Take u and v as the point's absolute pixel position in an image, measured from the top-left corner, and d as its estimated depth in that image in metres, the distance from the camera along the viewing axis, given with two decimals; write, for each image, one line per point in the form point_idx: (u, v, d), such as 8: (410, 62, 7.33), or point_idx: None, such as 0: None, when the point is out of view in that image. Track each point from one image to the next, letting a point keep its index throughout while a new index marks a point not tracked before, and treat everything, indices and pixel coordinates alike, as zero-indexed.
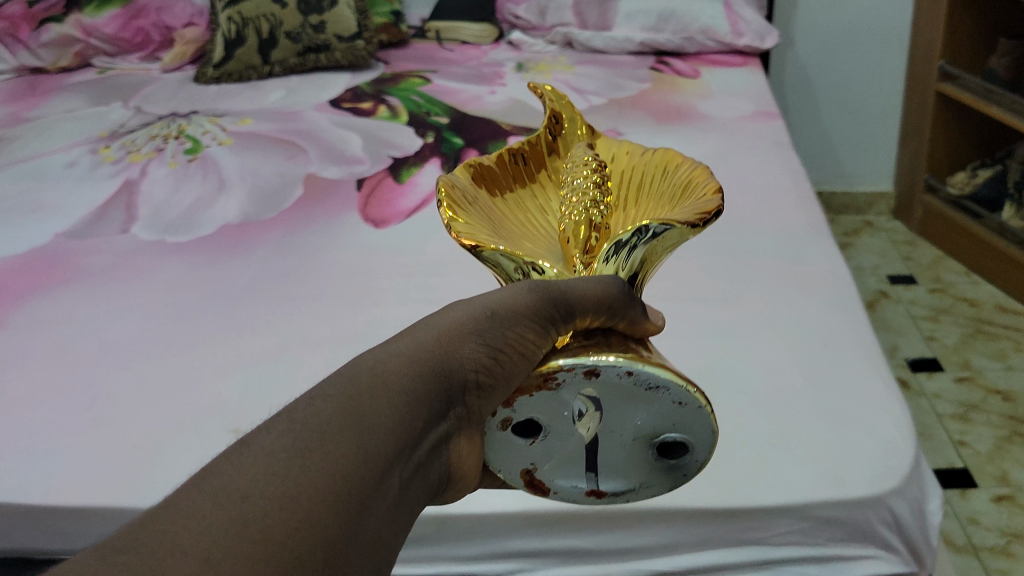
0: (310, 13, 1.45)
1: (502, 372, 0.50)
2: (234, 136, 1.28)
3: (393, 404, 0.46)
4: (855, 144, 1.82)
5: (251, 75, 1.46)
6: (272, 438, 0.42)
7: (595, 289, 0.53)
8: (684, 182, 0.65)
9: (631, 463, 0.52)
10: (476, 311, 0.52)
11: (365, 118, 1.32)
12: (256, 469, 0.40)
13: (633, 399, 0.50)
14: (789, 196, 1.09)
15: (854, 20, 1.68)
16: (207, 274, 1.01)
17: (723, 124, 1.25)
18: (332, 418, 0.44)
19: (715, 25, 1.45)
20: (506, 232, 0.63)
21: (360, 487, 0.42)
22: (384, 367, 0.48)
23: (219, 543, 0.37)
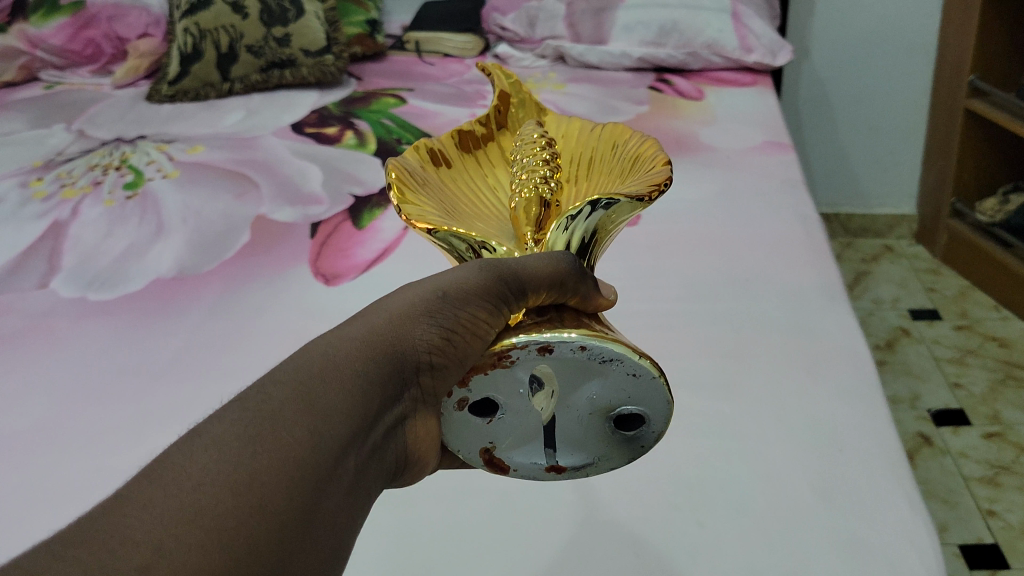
0: (274, 25, 1.32)
1: (455, 353, 0.51)
2: (181, 167, 1.16)
3: (347, 388, 0.47)
4: (875, 163, 1.68)
5: (208, 93, 1.33)
6: (227, 426, 0.43)
7: (546, 267, 0.52)
8: (632, 155, 0.66)
9: (589, 435, 0.52)
10: (428, 292, 0.52)
11: (329, 146, 1.19)
12: (210, 458, 0.41)
13: (587, 371, 0.49)
14: (799, 250, 0.95)
15: (876, 28, 1.54)
16: (126, 347, 0.87)
17: (726, 157, 1.11)
18: (286, 403, 0.44)
19: (721, 40, 1.31)
20: (460, 213, 0.63)
21: (315, 465, 0.43)
22: (336, 351, 0.48)
23: (173, 532, 0.38)
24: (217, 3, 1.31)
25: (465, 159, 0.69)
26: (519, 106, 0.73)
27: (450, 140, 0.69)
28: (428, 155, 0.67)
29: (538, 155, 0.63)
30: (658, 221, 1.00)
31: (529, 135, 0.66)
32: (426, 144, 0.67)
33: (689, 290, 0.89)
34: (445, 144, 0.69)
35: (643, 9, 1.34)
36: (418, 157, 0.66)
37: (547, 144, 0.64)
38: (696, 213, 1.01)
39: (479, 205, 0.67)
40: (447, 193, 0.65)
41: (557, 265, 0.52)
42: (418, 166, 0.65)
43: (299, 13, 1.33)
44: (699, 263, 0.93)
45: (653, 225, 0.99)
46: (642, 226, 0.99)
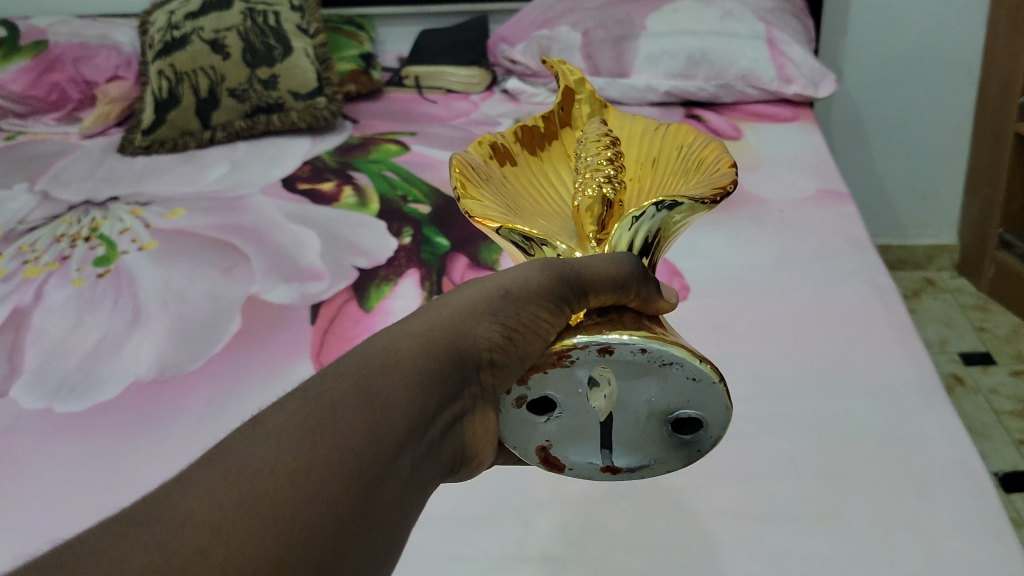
0: (259, 66, 1.19)
1: (518, 349, 0.48)
2: (159, 237, 1.02)
3: (409, 382, 0.44)
4: (912, 190, 1.56)
5: (188, 143, 1.19)
6: (285, 417, 0.40)
7: (610, 268, 0.49)
8: (696, 156, 0.60)
9: (645, 438, 0.49)
10: (490, 291, 0.50)
11: (326, 206, 1.05)
12: (269, 447, 0.38)
13: (646, 374, 0.47)
14: (881, 329, 0.82)
15: (913, 47, 1.42)
16: (88, 477, 0.72)
17: (779, 212, 0.99)
18: (347, 396, 0.42)
19: (757, 70, 1.18)
20: (520, 213, 0.58)
21: (376, 459, 0.40)
22: (396, 344, 0.45)
23: (229, 519, 0.35)
24: (196, 42, 1.20)
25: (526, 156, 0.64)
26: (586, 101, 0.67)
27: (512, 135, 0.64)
28: (490, 148, 0.62)
29: (602, 152, 0.58)
30: (712, 297, 0.87)
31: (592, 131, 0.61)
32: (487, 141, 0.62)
33: (760, 388, 0.77)
34: (507, 141, 0.64)
35: (669, 36, 1.21)
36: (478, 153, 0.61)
37: (612, 142, 0.59)
38: (755, 287, 0.88)
39: (540, 205, 0.62)
40: (507, 193, 0.60)
41: (619, 266, 0.50)
42: (477, 163, 0.60)
43: (287, 52, 1.20)
44: (765, 350, 0.80)
45: (707, 301, 0.87)
46: (695, 303, 0.87)
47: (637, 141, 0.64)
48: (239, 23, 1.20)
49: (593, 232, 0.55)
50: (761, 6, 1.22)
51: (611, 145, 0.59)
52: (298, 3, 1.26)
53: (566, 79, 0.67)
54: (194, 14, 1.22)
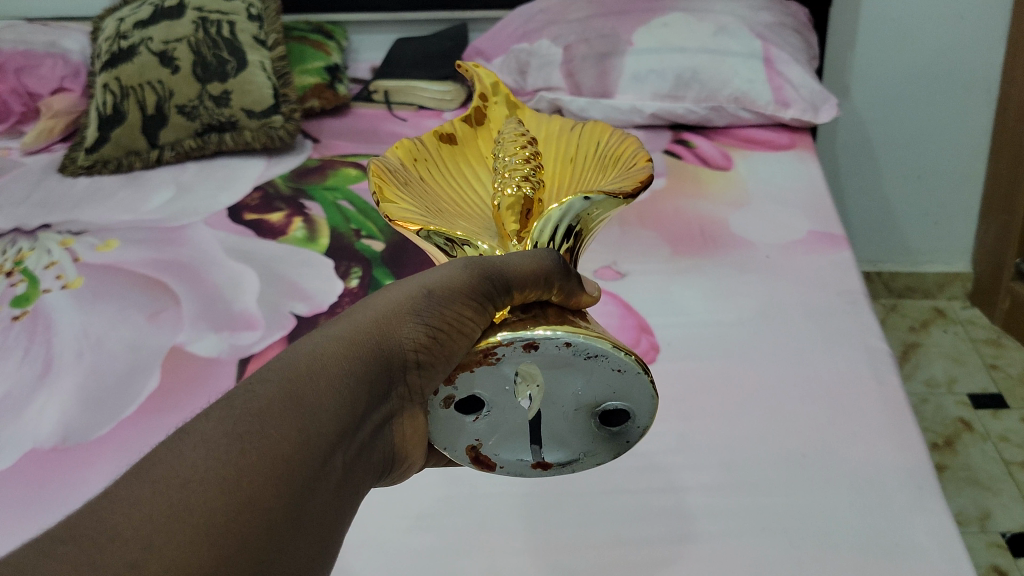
0: (210, 81, 1.10)
1: (443, 351, 0.47)
2: (88, 273, 0.93)
3: (336, 385, 0.43)
4: (923, 215, 1.45)
5: (133, 163, 1.10)
6: (212, 424, 0.39)
7: (532, 264, 0.48)
8: (612, 150, 0.63)
9: (574, 434, 0.48)
10: (415, 291, 0.49)
11: (271, 240, 0.96)
12: (196, 459, 0.37)
13: (572, 368, 0.46)
14: (872, 409, 0.71)
15: (927, 63, 1.31)
16: None
17: (766, 259, 0.89)
18: (275, 399, 0.41)
19: (751, 91, 1.08)
20: (442, 213, 0.58)
21: (310, 460, 0.40)
22: (321, 350, 0.44)
23: (166, 534, 0.34)
24: (144, 54, 1.11)
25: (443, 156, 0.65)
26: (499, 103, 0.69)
27: (430, 136, 0.65)
28: (407, 151, 0.63)
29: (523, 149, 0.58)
30: (683, 361, 0.77)
31: (510, 130, 0.62)
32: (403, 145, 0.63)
33: (730, 478, 0.67)
34: (425, 145, 0.64)
35: (657, 53, 1.11)
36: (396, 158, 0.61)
37: (529, 140, 0.60)
38: (732, 352, 0.78)
39: (460, 203, 0.62)
40: (428, 194, 0.60)
41: (539, 262, 0.49)
42: (397, 167, 0.60)
43: (241, 66, 1.11)
44: (736, 428, 0.71)
45: (677, 365, 0.77)
46: (663, 367, 0.77)
47: (553, 138, 0.66)
48: (190, 34, 1.11)
49: (515, 230, 0.55)
50: (758, 21, 1.12)
51: (529, 143, 0.60)
52: (257, 11, 1.16)
53: (481, 82, 0.69)
54: (144, 23, 1.13)
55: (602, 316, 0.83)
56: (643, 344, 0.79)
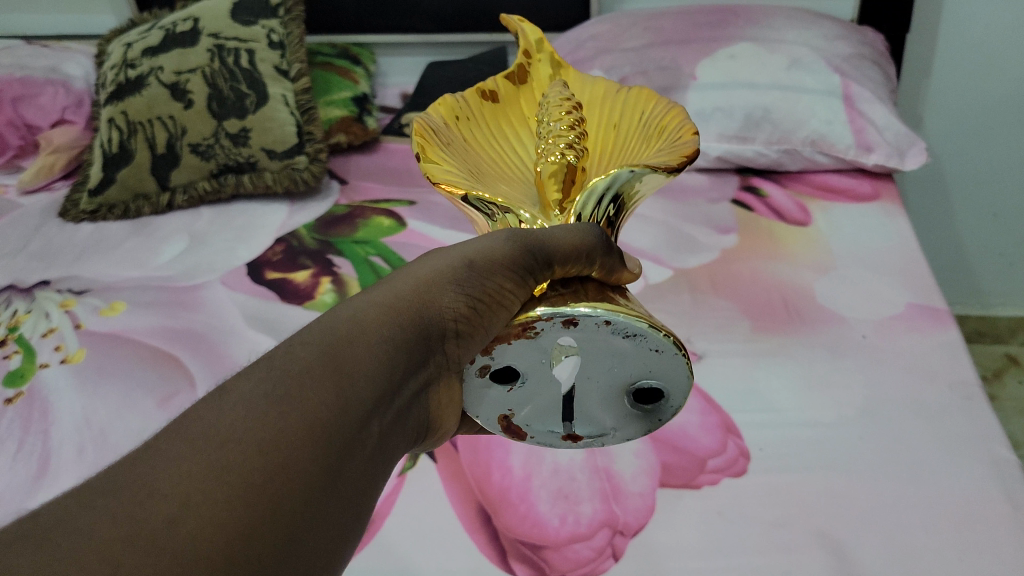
0: (227, 117, 1.00)
1: (482, 322, 0.42)
2: (92, 345, 0.82)
3: (377, 352, 0.38)
4: (996, 254, 1.35)
5: (141, 208, 1.00)
6: (249, 383, 0.34)
7: (574, 238, 0.42)
8: (661, 123, 0.51)
9: (607, 411, 0.43)
10: (453, 260, 0.43)
11: (296, 305, 0.85)
12: (231, 415, 0.33)
13: (609, 348, 0.40)
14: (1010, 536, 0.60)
15: (1007, 94, 1.20)
16: None
17: (862, 340, 0.78)
18: (313, 364, 0.36)
19: (829, 133, 0.97)
20: (484, 184, 0.47)
21: (348, 429, 0.35)
22: (362, 314, 0.39)
23: (204, 503, 0.29)
24: (153, 85, 1.01)
25: (485, 119, 0.54)
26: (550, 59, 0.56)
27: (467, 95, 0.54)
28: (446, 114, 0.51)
29: (566, 117, 0.48)
30: (780, 475, 0.66)
31: (554, 94, 0.51)
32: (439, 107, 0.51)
33: None
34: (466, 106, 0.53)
35: (722, 89, 1.00)
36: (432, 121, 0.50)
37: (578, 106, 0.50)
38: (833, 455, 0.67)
39: (503, 178, 0.51)
40: (467, 165, 0.49)
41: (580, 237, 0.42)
42: (435, 133, 0.49)
43: (261, 101, 1.01)
44: (847, 558, 0.60)
45: (772, 480, 0.66)
46: (754, 482, 0.66)
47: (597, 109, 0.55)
48: (205, 64, 1.01)
49: (557, 200, 0.47)
50: (835, 53, 1.01)
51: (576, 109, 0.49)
52: (278, 38, 1.06)
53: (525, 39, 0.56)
54: (154, 50, 1.03)
55: (680, 412, 0.73)
56: (730, 449, 0.69)
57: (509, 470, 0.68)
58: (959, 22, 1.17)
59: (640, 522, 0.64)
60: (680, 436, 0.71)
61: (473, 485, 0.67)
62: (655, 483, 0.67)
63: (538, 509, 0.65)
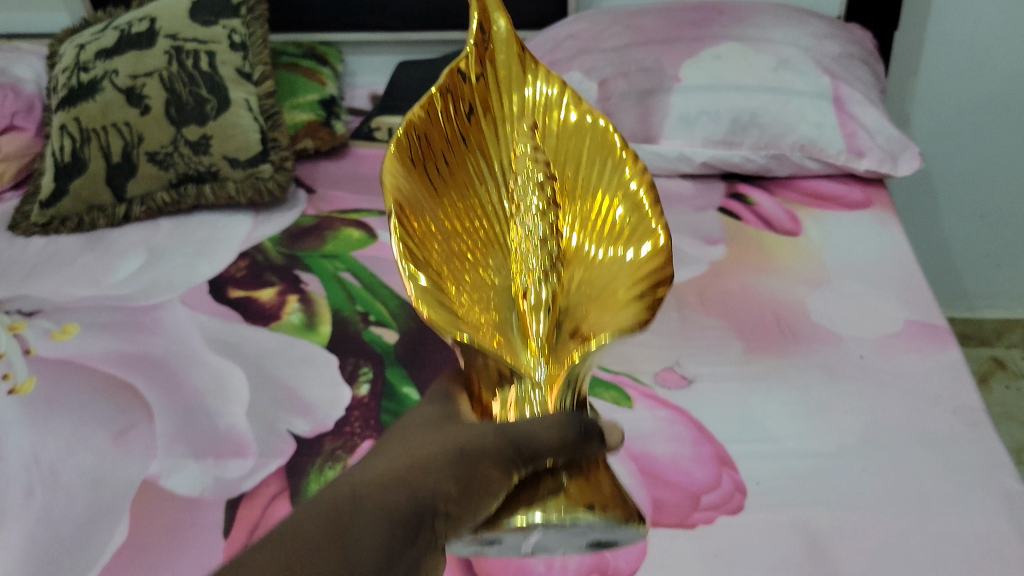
0: (187, 124, 0.95)
1: (468, 510, 0.39)
2: (42, 371, 0.77)
3: (375, 527, 0.39)
4: (983, 255, 1.33)
5: (96, 220, 0.96)
6: (262, 557, 0.37)
7: (556, 432, 0.37)
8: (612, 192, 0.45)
9: (575, 547, 0.43)
10: (451, 441, 0.41)
11: (262, 326, 0.80)
12: None
13: (576, 531, 0.39)
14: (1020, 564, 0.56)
15: (998, 91, 1.17)
16: None
17: (859, 359, 0.74)
18: (318, 539, 0.38)
19: (819, 138, 0.93)
20: (462, 292, 0.39)
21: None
22: (362, 490, 0.40)
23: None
24: (107, 90, 0.96)
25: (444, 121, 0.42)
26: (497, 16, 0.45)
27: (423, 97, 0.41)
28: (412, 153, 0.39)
29: (544, 211, 0.42)
30: (776, 510, 0.61)
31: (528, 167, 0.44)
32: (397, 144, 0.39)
33: None
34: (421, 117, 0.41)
35: (707, 91, 0.96)
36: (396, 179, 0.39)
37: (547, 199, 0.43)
38: (832, 478, 0.64)
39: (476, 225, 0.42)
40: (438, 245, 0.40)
41: (565, 429, 0.38)
42: (406, 206, 0.38)
43: (223, 106, 0.96)
44: None
45: (770, 517, 0.61)
46: (752, 519, 0.61)
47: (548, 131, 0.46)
48: (162, 67, 0.96)
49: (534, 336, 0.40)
50: (824, 52, 0.97)
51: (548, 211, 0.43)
52: (240, 38, 1.01)
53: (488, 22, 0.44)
54: (108, 52, 0.98)
55: (671, 442, 0.68)
56: (725, 483, 0.64)
57: None
58: (949, 18, 1.14)
59: (632, 566, 0.58)
60: (671, 470, 0.65)
61: None
62: (646, 521, 0.62)
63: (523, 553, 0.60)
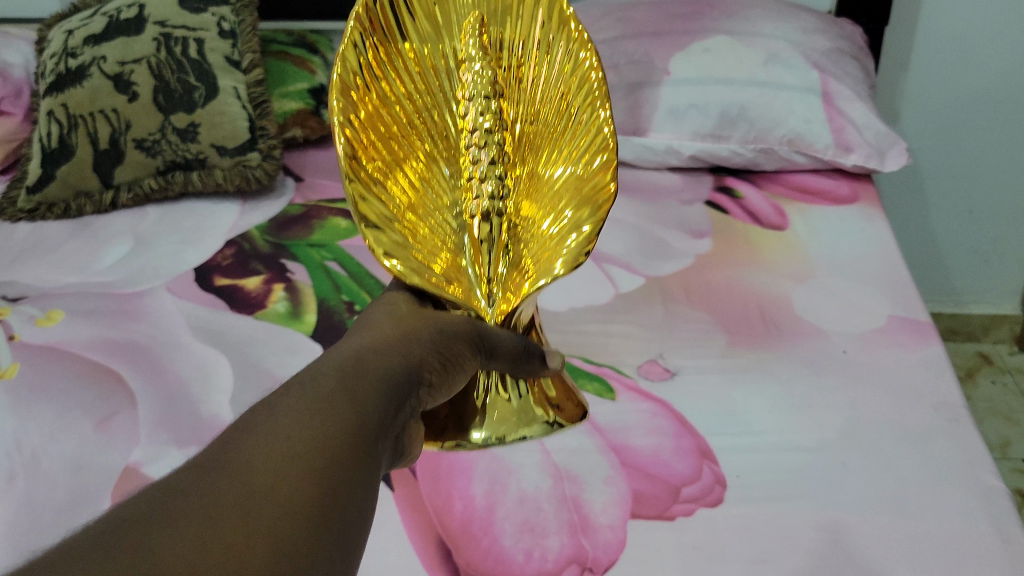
0: (175, 112, 0.96)
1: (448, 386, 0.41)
2: (25, 356, 0.77)
3: (376, 389, 0.36)
4: (971, 251, 1.33)
5: (83, 207, 0.96)
6: (279, 415, 0.32)
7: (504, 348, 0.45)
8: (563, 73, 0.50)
9: None
10: (424, 321, 0.43)
11: (247, 315, 0.80)
12: (267, 446, 0.30)
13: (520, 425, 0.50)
14: (995, 561, 0.56)
15: (987, 88, 1.18)
16: None
17: (842, 353, 0.74)
18: (330, 393, 0.34)
19: (807, 132, 0.94)
20: (410, 219, 0.47)
21: (362, 462, 0.33)
22: (358, 360, 0.37)
23: (269, 528, 0.28)
24: (96, 76, 0.96)
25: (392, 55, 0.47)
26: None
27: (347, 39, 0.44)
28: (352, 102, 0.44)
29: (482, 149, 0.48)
30: (755, 503, 0.62)
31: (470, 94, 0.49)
32: (344, 73, 0.44)
33: None
34: (365, 27, 0.45)
35: (695, 85, 0.96)
36: (346, 109, 0.44)
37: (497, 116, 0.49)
38: (810, 471, 0.64)
39: (423, 133, 0.48)
40: (388, 159, 0.46)
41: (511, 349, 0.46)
42: (358, 132, 0.44)
43: (211, 93, 0.97)
44: None
45: (749, 511, 0.61)
46: (732, 513, 0.61)
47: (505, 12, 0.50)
48: (151, 54, 0.96)
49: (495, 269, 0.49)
50: (814, 47, 0.97)
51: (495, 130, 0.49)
52: (229, 26, 1.02)
53: None
54: (96, 38, 0.98)
55: (653, 435, 0.68)
56: (705, 476, 0.64)
57: (472, 500, 0.63)
58: (939, 14, 1.14)
59: (611, 558, 0.59)
60: (652, 462, 0.65)
61: (432, 517, 0.62)
62: (626, 514, 0.62)
63: (502, 543, 0.60)
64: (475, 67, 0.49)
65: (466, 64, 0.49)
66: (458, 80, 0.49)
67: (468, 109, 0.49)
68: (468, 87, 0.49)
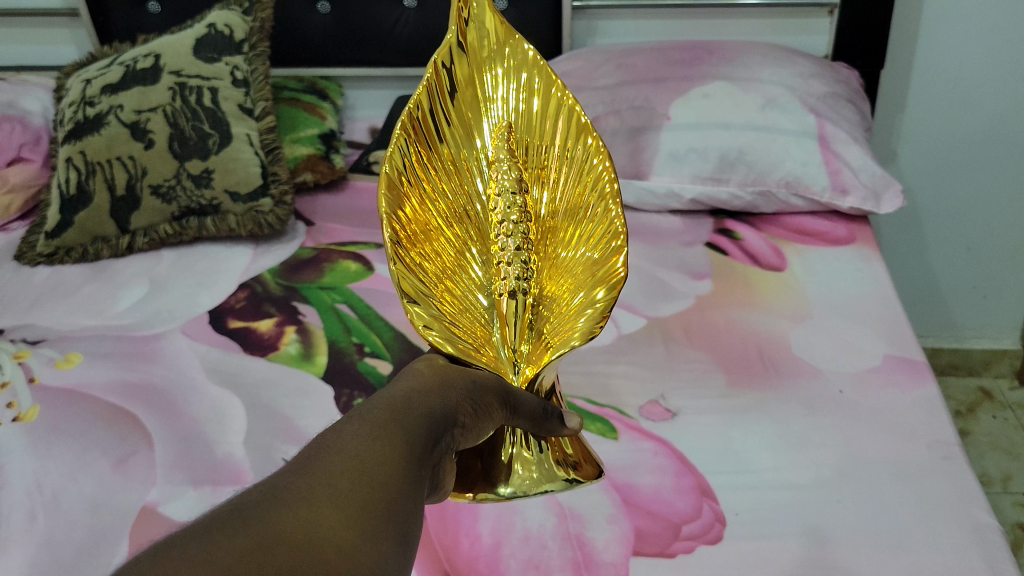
0: (190, 158, 0.99)
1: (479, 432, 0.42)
2: (44, 398, 0.79)
3: (422, 421, 0.37)
4: (970, 287, 1.35)
5: (100, 251, 0.99)
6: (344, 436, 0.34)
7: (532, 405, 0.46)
8: (581, 165, 0.54)
9: None
10: (457, 370, 0.43)
11: (260, 357, 0.83)
12: (336, 460, 0.32)
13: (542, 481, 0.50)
14: None
15: (982, 128, 1.20)
16: None
17: (838, 392, 0.76)
18: (383, 422, 0.36)
19: (805, 175, 0.96)
20: (445, 296, 0.49)
21: (415, 481, 0.34)
22: (404, 395, 0.39)
23: (345, 524, 0.29)
24: (113, 124, 0.99)
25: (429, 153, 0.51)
26: (478, 30, 0.54)
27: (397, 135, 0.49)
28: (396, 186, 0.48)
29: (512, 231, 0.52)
30: (753, 540, 0.63)
31: (500, 187, 0.53)
32: (392, 168, 0.48)
33: None
34: (412, 133, 0.49)
35: (695, 129, 0.99)
36: (392, 200, 0.47)
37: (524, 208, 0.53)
38: (805, 508, 0.66)
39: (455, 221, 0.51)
40: (425, 245, 0.49)
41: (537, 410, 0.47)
42: (401, 221, 0.47)
43: (224, 141, 1.00)
44: None
45: (746, 548, 0.63)
46: (729, 550, 0.63)
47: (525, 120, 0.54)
48: (166, 103, 0.99)
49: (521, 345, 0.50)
50: (811, 92, 1.00)
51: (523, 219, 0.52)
52: (242, 75, 1.04)
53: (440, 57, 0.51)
54: (113, 87, 1.01)
55: (654, 473, 0.70)
56: (705, 514, 0.66)
57: (478, 538, 0.65)
58: (934, 57, 1.17)
59: None
60: (653, 500, 0.67)
61: (441, 555, 0.64)
62: (629, 551, 0.63)
63: None
64: (503, 168, 0.53)
65: (495, 163, 0.53)
66: (489, 177, 0.53)
67: (498, 203, 0.53)
68: (498, 182, 0.53)
